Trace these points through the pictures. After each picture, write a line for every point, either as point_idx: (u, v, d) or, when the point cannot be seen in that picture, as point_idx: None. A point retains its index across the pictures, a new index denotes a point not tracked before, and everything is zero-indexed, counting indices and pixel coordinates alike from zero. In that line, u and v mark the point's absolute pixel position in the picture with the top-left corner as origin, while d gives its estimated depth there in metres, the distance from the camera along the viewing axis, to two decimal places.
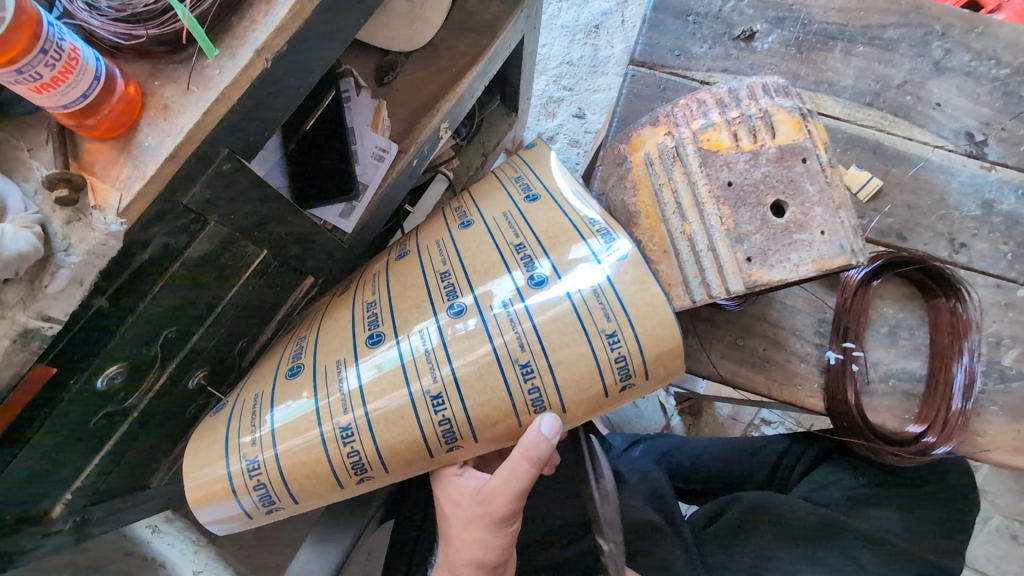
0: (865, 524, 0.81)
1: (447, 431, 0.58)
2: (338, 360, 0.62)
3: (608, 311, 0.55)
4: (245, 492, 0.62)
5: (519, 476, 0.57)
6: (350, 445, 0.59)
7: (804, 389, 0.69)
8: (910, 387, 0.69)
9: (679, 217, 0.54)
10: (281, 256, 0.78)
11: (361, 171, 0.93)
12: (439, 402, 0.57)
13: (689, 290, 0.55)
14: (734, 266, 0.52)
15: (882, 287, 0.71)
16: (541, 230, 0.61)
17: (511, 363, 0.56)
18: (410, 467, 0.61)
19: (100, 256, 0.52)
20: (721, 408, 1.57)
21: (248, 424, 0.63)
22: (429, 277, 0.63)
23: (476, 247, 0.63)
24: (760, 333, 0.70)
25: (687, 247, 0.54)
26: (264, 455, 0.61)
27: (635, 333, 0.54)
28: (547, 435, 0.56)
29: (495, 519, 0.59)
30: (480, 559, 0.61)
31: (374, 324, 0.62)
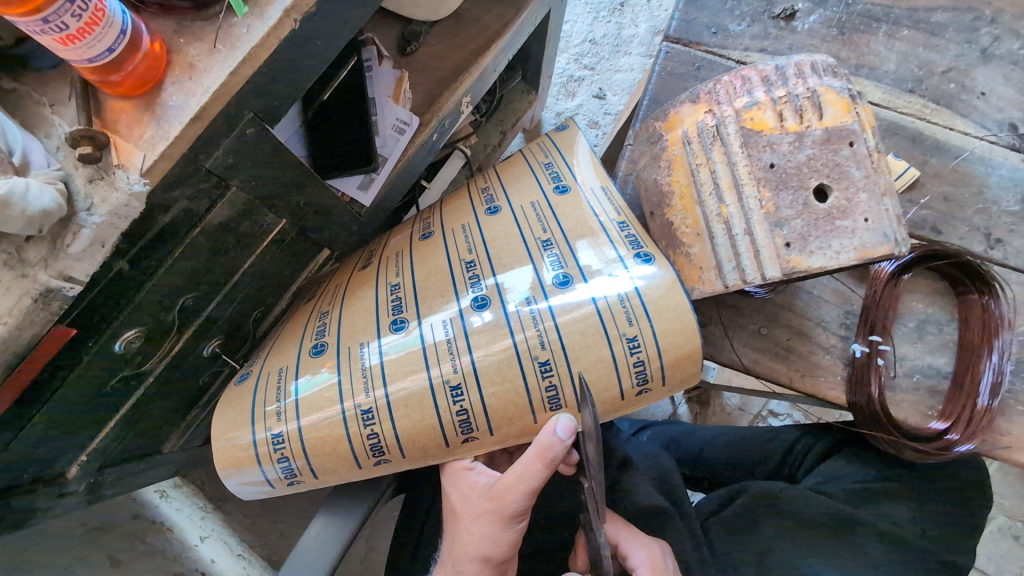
0: (877, 518, 0.80)
1: (463, 421, 0.58)
2: (360, 342, 0.61)
3: (630, 315, 0.54)
4: (269, 461, 0.62)
5: (532, 476, 0.57)
6: (370, 428, 0.59)
7: (827, 381, 0.68)
8: (934, 383, 0.68)
9: (715, 199, 0.52)
10: (298, 226, 0.77)
11: (381, 143, 0.91)
12: (458, 391, 0.57)
13: (721, 274, 0.53)
14: (772, 251, 0.50)
15: (913, 280, 0.70)
16: (569, 226, 0.60)
17: (531, 360, 0.56)
18: (425, 453, 0.61)
19: (123, 217, 0.51)
20: (729, 398, 1.57)
21: (274, 395, 0.62)
22: (454, 264, 0.62)
23: (503, 237, 0.62)
24: (784, 323, 0.69)
25: (722, 231, 0.52)
26: (288, 428, 0.61)
27: (656, 339, 0.54)
28: (562, 437, 0.55)
29: (505, 514, 0.59)
30: (486, 553, 0.61)
31: (398, 308, 0.62)
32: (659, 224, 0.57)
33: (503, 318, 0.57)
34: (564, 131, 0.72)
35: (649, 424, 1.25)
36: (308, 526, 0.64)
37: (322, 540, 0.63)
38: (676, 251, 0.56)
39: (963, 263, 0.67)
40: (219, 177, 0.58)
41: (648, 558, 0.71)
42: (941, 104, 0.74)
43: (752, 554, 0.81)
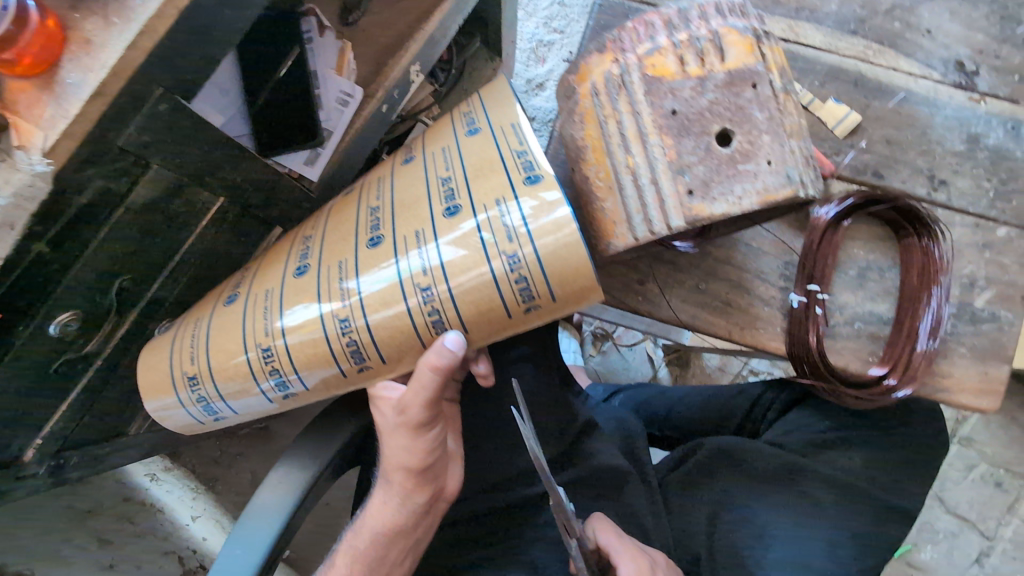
0: (827, 467, 0.81)
1: (354, 351, 0.61)
2: (267, 289, 0.65)
3: (511, 234, 0.56)
4: (186, 396, 0.66)
5: (427, 386, 0.61)
6: (271, 364, 0.62)
7: (766, 332, 0.68)
8: (876, 330, 0.68)
9: (623, 150, 0.50)
10: (241, 205, 0.77)
11: (325, 117, 0.90)
12: (347, 323, 0.60)
13: (632, 228, 0.51)
14: (676, 200, 0.49)
15: (854, 228, 0.69)
16: (469, 164, 0.61)
17: (412, 287, 0.58)
18: (328, 385, 0.65)
19: (29, 198, 0.51)
20: (710, 359, 1.57)
21: (186, 343, 0.66)
22: (360, 211, 0.65)
23: (407, 182, 0.64)
24: (723, 276, 0.68)
25: (630, 182, 0.50)
26: (197, 367, 0.65)
27: (536, 252, 0.55)
28: (452, 348, 0.59)
29: (412, 423, 0.64)
30: (406, 462, 0.66)
31: (304, 256, 0.65)
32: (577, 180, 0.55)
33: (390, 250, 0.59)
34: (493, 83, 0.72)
35: (622, 388, 1.25)
36: (263, 482, 0.65)
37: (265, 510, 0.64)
38: (591, 206, 0.54)
39: (901, 206, 0.66)
40: (135, 156, 0.58)
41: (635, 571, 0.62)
42: (885, 45, 0.72)
43: (705, 509, 0.84)
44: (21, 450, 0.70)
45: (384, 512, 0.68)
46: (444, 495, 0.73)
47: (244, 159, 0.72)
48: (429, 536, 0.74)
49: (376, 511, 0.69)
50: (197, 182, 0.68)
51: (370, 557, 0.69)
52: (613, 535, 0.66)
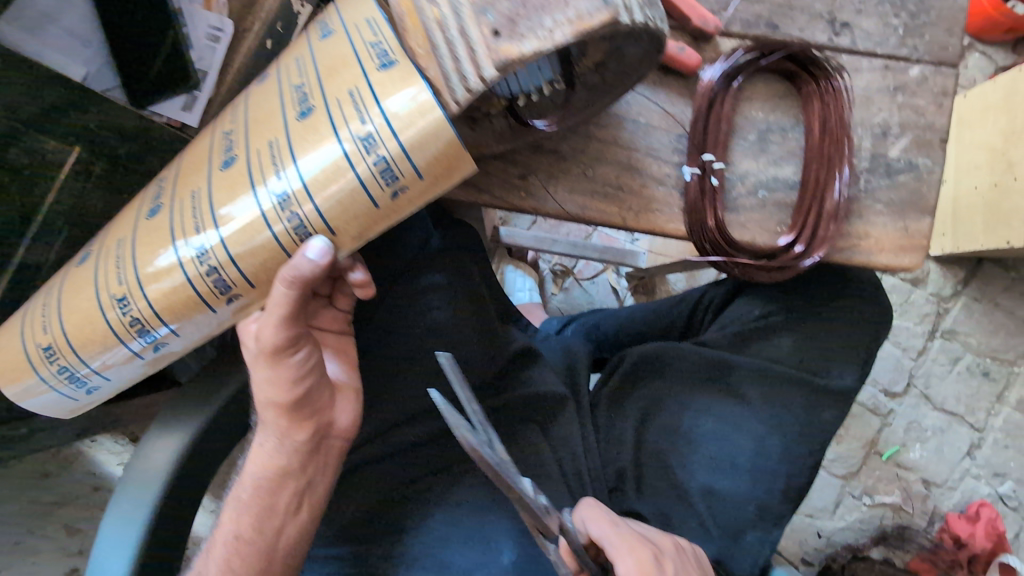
0: (760, 359, 0.76)
1: (221, 283, 0.53)
2: (117, 239, 0.56)
3: (363, 113, 0.48)
4: (48, 372, 0.58)
5: (281, 304, 0.55)
6: (131, 318, 0.55)
7: (663, 215, 0.63)
8: (782, 197, 0.62)
9: (429, 2, 0.46)
10: (106, 154, 0.73)
11: (196, 58, 0.71)
12: (205, 253, 0.52)
13: (452, 91, 0.47)
14: (484, 46, 0.45)
15: (751, 87, 0.63)
16: (320, 52, 0.51)
17: (270, 200, 0.50)
18: (204, 330, 0.57)
19: None
20: (675, 282, 1.53)
21: (39, 313, 0.58)
22: (213, 129, 0.56)
23: (262, 93, 0.53)
24: (610, 159, 0.62)
25: (442, 39, 0.46)
26: (54, 335, 0.57)
27: (392, 129, 0.47)
28: (314, 258, 0.51)
29: (269, 350, 0.59)
30: (276, 395, 0.62)
31: (158, 194, 0.56)
32: None
33: (244, 169, 0.51)
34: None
35: (575, 317, 1.21)
36: (141, 442, 0.62)
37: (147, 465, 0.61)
38: None
39: (795, 56, 0.61)
40: None
41: (634, 566, 0.56)
42: None
43: (635, 416, 0.79)
44: None
45: (265, 452, 0.65)
46: (335, 431, 0.69)
47: (92, 99, 0.69)
48: (326, 481, 0.69)
49: (258, 453, 0.66)
50: (37, 129, 0.68)
51: (254, 503, 0.65)
52: (601, 526, 0.60)
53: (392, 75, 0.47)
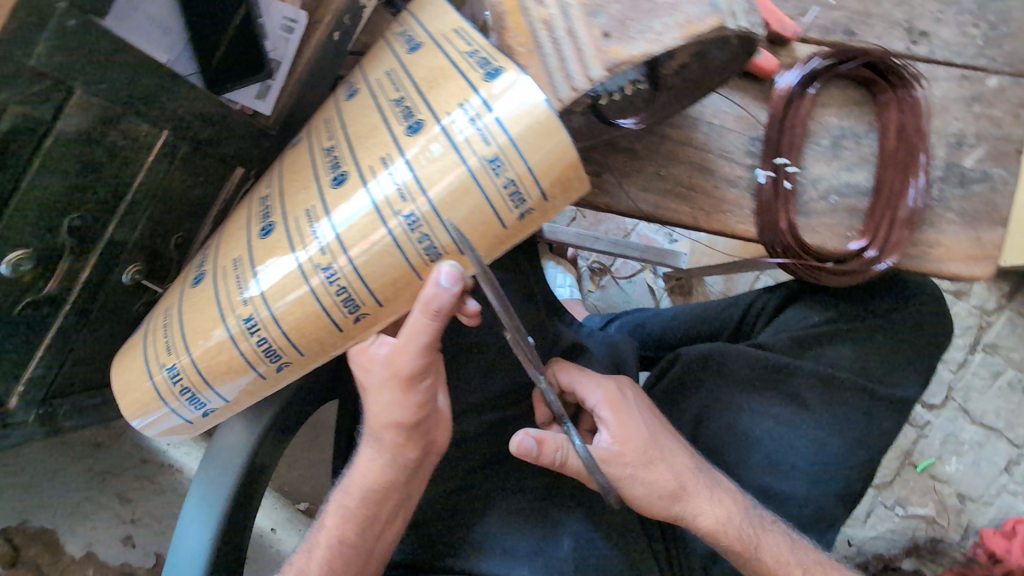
0: (813, 363, 0.77)
1: (347, 300, 0.57)
2: (234, 259, 0.61)
3: (487, 136, 0.51)
4: (173, 397, 0.64)
5: (424, 332, 0.59)
6: (257, 334, 0.59)
7: (735, 216, 0.64)
8: (854, 203, 0.63)
9: (537, 3, 0.52)
10: (189, 139, 0.74)
11: (271, 46, 0.81)
12: (332, 273, 0.56)
13: (552, 87, 0.51)
14: (593, 47, 0.50)
15: (825, 93, 0.63)
16: (418, 75, 0.56)
17: (395, 217, 0.54)
18: (322, 344, 0.61)
19: None
20: (713, 283, 1.53)
21: (163, 340, 0.63)
22: (315, 154, 0.62)
23: (358, 114, 0.60)
24: (684, 159, 0.64)
25: (547, 37, 0.51)
26: (180, 360, 0.62)
27: (520, 153, 0.51)
28: (449, 285, 0.55)
29: (403, 377, 0.62)
30: (398, 417, 0.65)
31: (266, 215, 0.62)
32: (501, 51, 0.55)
33: (357, 181, 0.56)
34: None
35: (618, 314, 1.23)
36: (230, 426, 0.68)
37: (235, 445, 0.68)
38: None
39: (870, 64, 0.61)
40: (55, 78, 0.56)
41: (605, 396, 0.72)
42: None
43: (691, 415, 0.81)
44: (4, 397, 0.72)
45: (374, 468, 0.69)
46: (435, 449, 0.73)
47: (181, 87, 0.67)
48: (417, 492, 0.75)
49: (366, 467, 0.70)
50: (131, 112, 0.65)
51: (357, 510, 0.70)
52: (570, 372, 0.74)
53: (500, 84, 0.51)
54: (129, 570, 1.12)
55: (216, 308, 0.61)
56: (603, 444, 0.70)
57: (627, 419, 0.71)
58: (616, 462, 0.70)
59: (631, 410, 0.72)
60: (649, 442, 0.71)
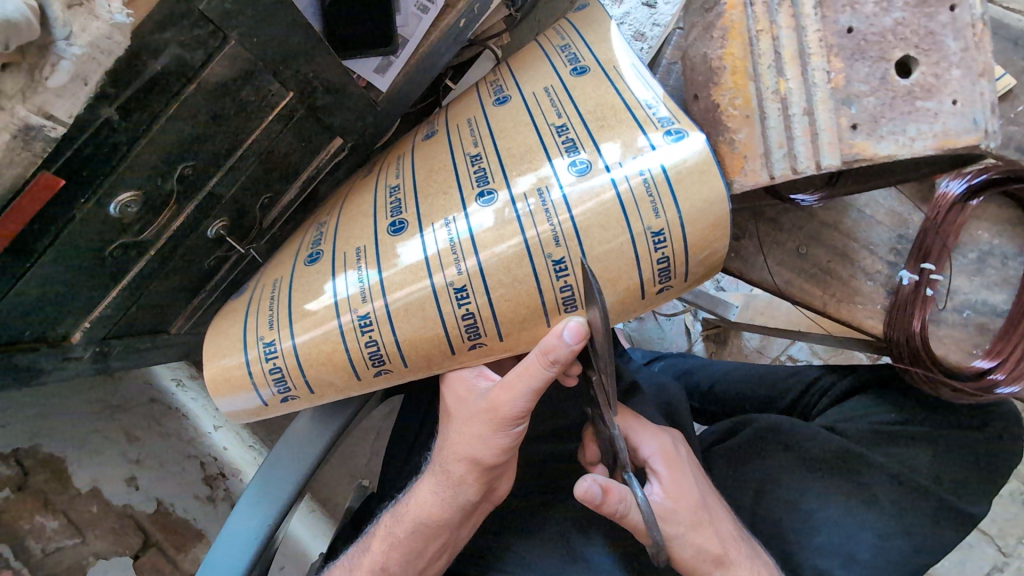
0: (883, 457, 0.79)
1: (470, 326, 0.56)
2: (358, 249, 0.59)
3: (657, 206, 0.52)
4: (262, 377, 0.60)
5: (531, 379, 0.55)
6: (368, 336, 0.57)
7: (864, 309, 0.66)
8: (985, 321, 0.66)
9: (774, 73, 0.50)
10: (308, 104, 0.67)
11: (402, 22, 0.75)
12: (464, 297, 0.55)
13: (768, 164, 0.51)
14: (833, 136, 0.49)
15: (983, 208, 0.66)
16: (587, 110, 0.56)
17: (544, 261, 0.53)
18: (430, 360, 0.59)
19: (104, 52, 0.48)
20: (749, 339, 1.46)
21: (266, 318, 0.60)
22: (458, 158, 0.58)
23: (512, 127, 0.58)
24: (826, 243, 0.67)
25: (776, 111, 0.50)
26: (282, 342, 0.59)
27: (684, 232, 0.53)
28: (571, 340, 0.54)
29: (497, 416, 0.57)
30: (473, 456, 0.60)
31: (397, 210, 0.59)
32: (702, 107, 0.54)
33: (508, 206, 0.54)
34: (585, 11, 0.68)
35: (662, 355, 1.22)
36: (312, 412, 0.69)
37: (314, 431, 0.68)
38: (717, 137, 0.53)
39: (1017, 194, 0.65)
40: (214, 25, 0.52)
41: (660, 448, 0.67)
42: None
43: (751, 484, 0.83)
44: (67, 331, 0.68)
45: (431, 503, 0.64)
46: (495, 496, 0.68)
47: (319, 54, 0.62)
48: (467, 534, 0.70)
49: (422, 500, 0.65)
50: (270, 70, 0.60)
51: (406, 542, 0.66)
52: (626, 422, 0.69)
53: (683, 155, 0.52)
54: (130, 513, 1.09)
55: (330, 300, 0.58)
56: (657, 498, 0.64)
57: (682, 475, 0.66)
58: (668, 521, 0.64)
59: (687, 469, 0.67)
60: (701, 501, 0.66)
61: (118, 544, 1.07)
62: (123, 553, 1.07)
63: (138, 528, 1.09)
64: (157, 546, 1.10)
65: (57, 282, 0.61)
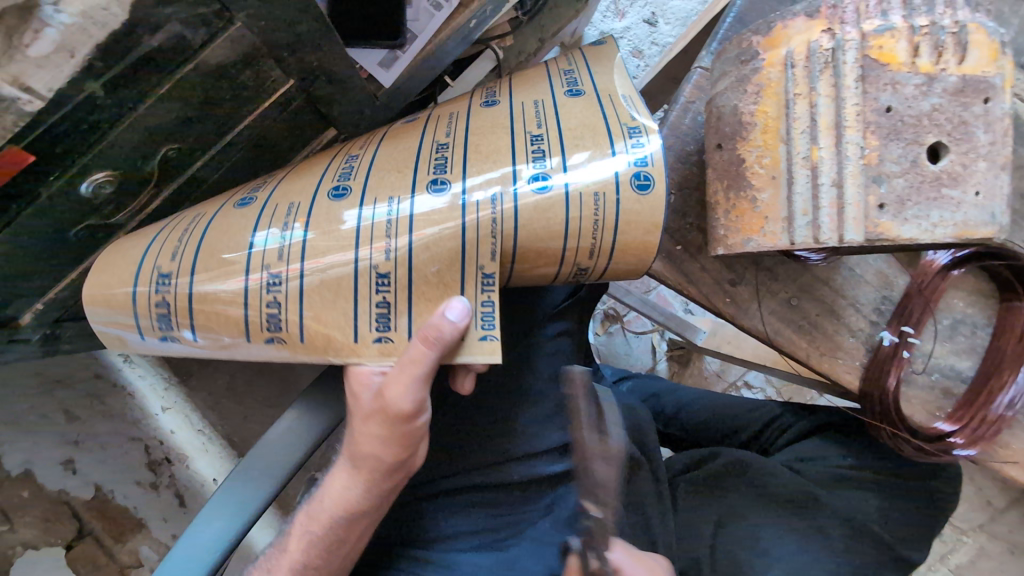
0: (839, 502, 0.82)
1: (382, 315, 0.53)
2: (292, 203, 0.55)
3: (595, 250, 0.56)
4: (144, 306, 0.54)
5: (419, 368, 0.52)
6: (273, 295, 0.52)
7: (844, 364, 0.68)
8: (949, 385, 0.70)
9: (807, 139, 0.51)
10: (308, 94, 0.63)
11: (412, 16, 0.72)
12: (384, 281, 0.52)
13: (789, 228, 0.53)
14: (859, 211, 0.49)
15: (961, 278, 0.69)
16: (567, 126, 0.55)
17: (475, 270, 0.53)
18: (327, 344, 0.53)
19: (98, 25, 0.43)
20: (709, 363, 1.47)
21: (173, 240, 0.55)
22: (425, 144, 0.56)
23: (489, 126, 0.56)
24: (817, 298, 0.68)
25: (805, 177, 0.51)
26: (178, 277, 0.53)
27: (606, 265, 0.58)
28: (454, 322, 0.51)
29: (396, 414, 0.54)
30: (379, 452, 0.57)
31: (346, 176, 0.56)
32: (726, 157, 0.55)
33: (457, 206, 0.52)
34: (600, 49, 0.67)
35: (631, 374, 1.22)
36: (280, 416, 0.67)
37: (285, 441, 0.66)
38: (740, 193, 0.55)
39: (994, 270, 0.68)
40: (221, 5, 0.47)
41: None
42: None
43: (712, 515, 0.82)
44: (17, 312, 0.62)
45: (345, 497, 0.62)
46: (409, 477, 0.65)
47: (328, 42, 0.56)
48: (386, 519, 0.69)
49: (337, 492, 0.63)
50: (273, 56, 0.55)
51: (325, 541, 0.64)
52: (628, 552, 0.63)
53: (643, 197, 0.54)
54: (65, 499, 1.03)
55: (243, 258, 0.52)
56: None
57: None
58: None
59: None
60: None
61: (48, 533, 1.01)
62: (55, 543, 1.01)
63: (72, 515, 1.03)
64: (93, 535, 1.05)
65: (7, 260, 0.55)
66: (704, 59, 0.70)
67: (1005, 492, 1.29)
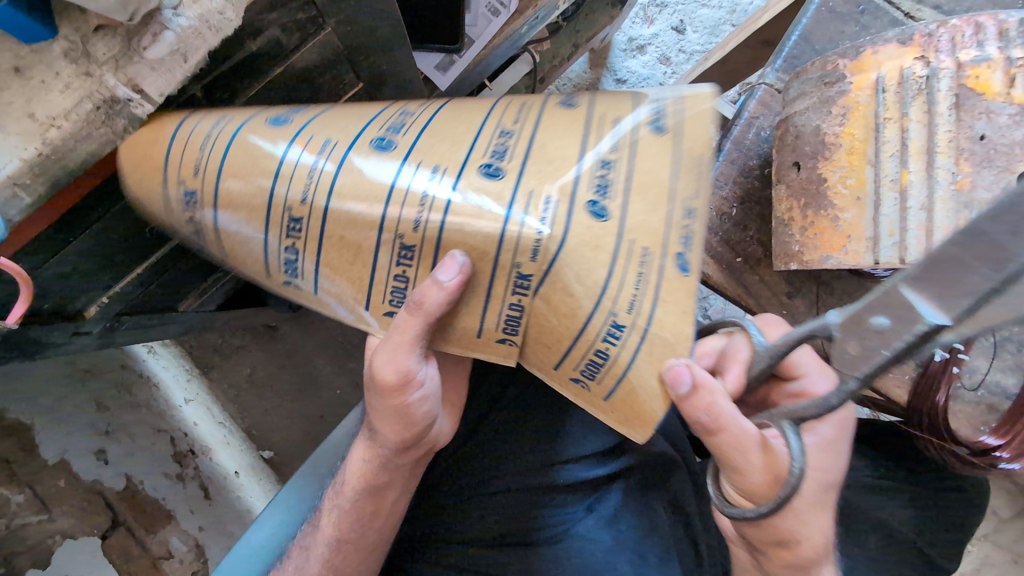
0: (874, 509, 0.84)
1: (397, 290, 0.46)
2: (328, 138, 0.44)
3: (637, 303, 0.42)
4: (173, 210, 0.48)
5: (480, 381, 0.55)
6: (290, 240, 0.45)
7: (893, 377, 0.70)
8: (995, 402, 0.72)
9: (895, 163, 0.52)
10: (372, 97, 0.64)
11: (471, 22, 0.73)
12: (409, 250, 0.43)
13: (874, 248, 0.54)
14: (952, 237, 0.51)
15: None
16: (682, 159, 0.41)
17: (507, 268, 0.42)
18: (338, 299, 0.48)
19: (214, 30, 0.42)
20: None
21: (198, 140, 0.45)
22: (483, 132, 0.43)
23: (557, 131, 0.43)
24: None
25: (892, 200, 0.53)
26: (203, 192, 0.46)
27: (640, 346, 0.43)
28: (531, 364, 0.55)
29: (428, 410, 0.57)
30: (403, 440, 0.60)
31: (395, 127, 0.45)
32: (806, 175, 0.58)
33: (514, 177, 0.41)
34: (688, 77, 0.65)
35: None
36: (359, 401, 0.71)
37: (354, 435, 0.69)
38: (820, 211, 0.57)
39: None
40: (316, 11, 0.48)
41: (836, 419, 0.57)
42: None
43: None
44: (84, 305, 0.62)
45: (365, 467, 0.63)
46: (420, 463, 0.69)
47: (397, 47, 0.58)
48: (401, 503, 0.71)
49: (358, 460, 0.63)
50: (351, 62, 0.56)
51: (354, 514, 0.64)
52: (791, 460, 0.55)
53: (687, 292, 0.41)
54: (99, 489, 1.01)
55: (264, 201, 0.44)
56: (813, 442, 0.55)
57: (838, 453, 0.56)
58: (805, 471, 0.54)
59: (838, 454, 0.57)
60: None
61: (85, 523, 0.99)
62: (91, 533, 0.99)
63: (106, 506, 1.02)
64: (126, 526, 1.02)
65: (89, 257, 0.56)
66: (768, 75, 0.72)
67: (1012, 503, 1.31)
